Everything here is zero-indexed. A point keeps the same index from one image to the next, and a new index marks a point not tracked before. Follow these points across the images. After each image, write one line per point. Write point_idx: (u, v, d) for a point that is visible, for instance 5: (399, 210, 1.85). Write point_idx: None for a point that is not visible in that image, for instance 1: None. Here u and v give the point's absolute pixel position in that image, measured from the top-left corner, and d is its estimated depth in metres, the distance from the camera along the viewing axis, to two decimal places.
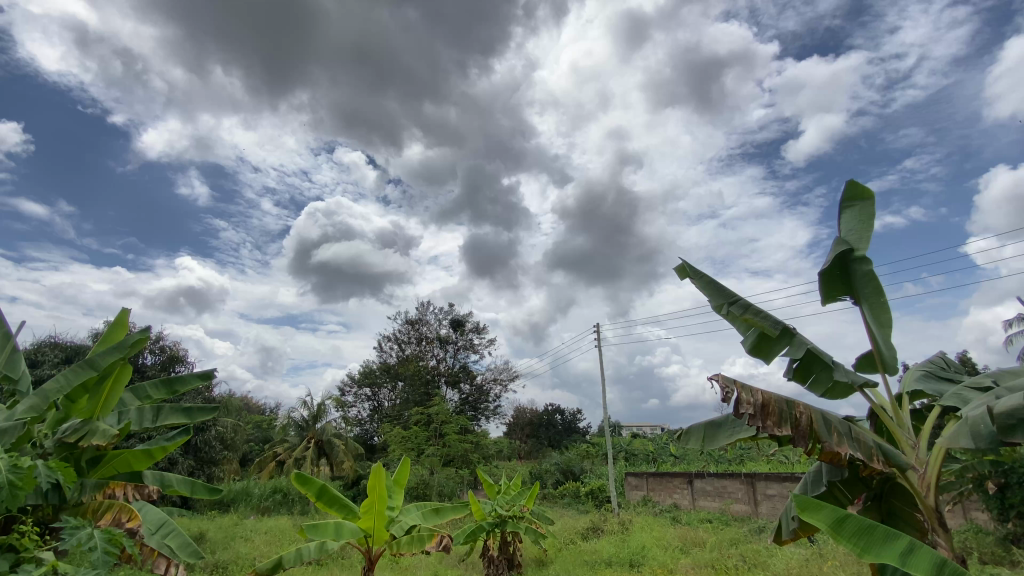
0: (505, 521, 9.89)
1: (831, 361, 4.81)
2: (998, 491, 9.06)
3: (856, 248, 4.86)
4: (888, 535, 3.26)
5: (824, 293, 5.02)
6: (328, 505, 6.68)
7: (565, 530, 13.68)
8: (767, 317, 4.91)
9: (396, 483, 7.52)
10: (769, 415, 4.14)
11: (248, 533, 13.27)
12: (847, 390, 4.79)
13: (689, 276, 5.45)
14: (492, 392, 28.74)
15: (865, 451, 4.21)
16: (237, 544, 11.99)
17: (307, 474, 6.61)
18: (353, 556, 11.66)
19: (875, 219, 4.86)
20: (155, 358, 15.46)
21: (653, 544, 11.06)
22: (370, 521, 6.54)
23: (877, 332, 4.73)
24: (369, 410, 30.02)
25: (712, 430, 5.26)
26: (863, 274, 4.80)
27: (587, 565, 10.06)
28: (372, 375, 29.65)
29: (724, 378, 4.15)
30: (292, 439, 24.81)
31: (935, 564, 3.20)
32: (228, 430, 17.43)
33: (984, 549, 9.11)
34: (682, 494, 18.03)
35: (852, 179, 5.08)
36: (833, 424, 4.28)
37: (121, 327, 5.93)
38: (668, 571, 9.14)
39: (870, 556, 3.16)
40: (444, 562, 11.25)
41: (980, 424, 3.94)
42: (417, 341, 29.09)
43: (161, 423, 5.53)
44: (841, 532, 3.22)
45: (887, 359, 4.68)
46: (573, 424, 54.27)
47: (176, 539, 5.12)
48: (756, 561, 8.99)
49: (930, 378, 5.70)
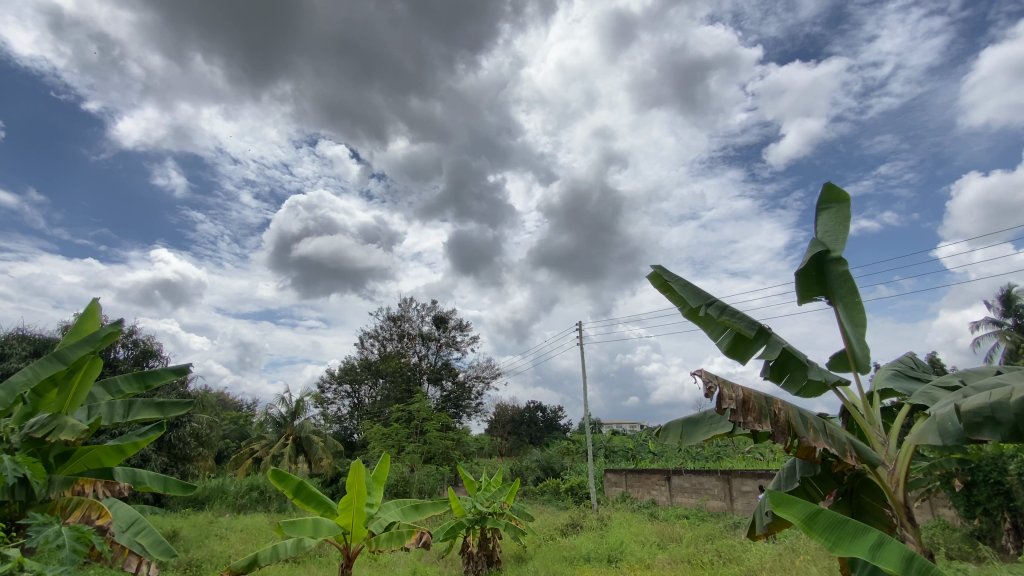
0: (485, 517, 9.91)
1: (805, 360, 4.92)
2: (964, 488, 9.40)
3: (832, 249, 4.98)
4: (859, 529, 3.36)
5: (801, 294, 5.14)
6: (305, 502, 6.60)
7: (544, 526, 13.75)
8: (743, 318, 5.01)
9: (375, 480, 7.46)
10: (750, 411, 4.22)
11: (223, 531, 13.01)
12: (820, 389, 4.92)
13: (664, 281, 5.51)
14: (474, 389, 28.69)
15: (839, 447, 4.33)
16: (211, 542, 11.77)
17: (284, 470, 6.51)
18: (330, 553, 11.54)
19: (850, 222, 4.98)
20: (127, 352, 15.04)
21: (630, 539, 11.22)
22: (349, 518, 6.47)
23: (851, 331, 4.86)
24: (350, 406, 29.77)
25: (689, 427, 5.35)
26: (839, 274, 4.92)
27: (566, 561, 10.16)
28: (353, 372, 29.41)
29: (707, 374, 4.21)
30: (270, 435, 24.45)
31: (904, 558, 3.29)
32: (203, 426, 17.08)
33: (950, 545, 9.43)
34: (660, 490, 18.29)
35: (830, 183, 5.20)
36: (809, 421, 4.39)
37: (92, 318, 5.78)
38: (646, 566, 9.25)
39: (841, 550, 3.26)
40: (423, 558, 11.24)
41: (948, 422, 4.08)
42: (399, 338, 28.86)
43: (133, 417, 5.41)
44: (814, 527, 3.32)
45: (860, 358, 4.82)
46: (554, 422, 54.83)
47: (148, 537, 4.98)
48: (731, 556, 9.18)
49: (900, 377, 5.88)
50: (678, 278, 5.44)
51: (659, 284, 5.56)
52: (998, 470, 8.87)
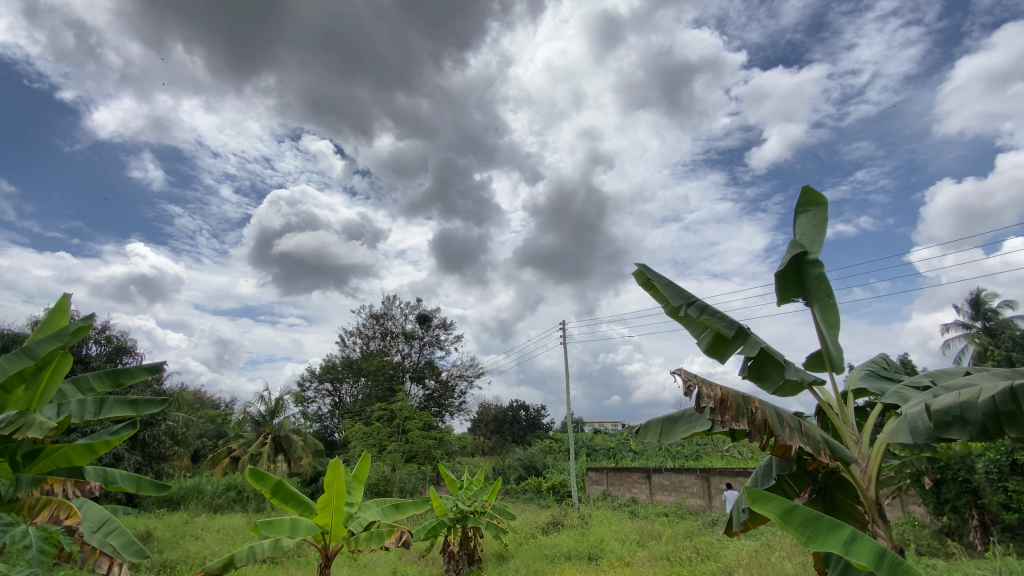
0: (467, 516, 9.86)
1: (782, 360, 5.02)
2: (934, 486, 9.69)
3: (809, 251, 5.09)
4: (833, 524, 3.43)
5: (779, 294, 5.23)
6: (283, 501, 6.49)
7: (526, 525, 13.79)
8: (723, 318, 5.09)
9: (356, 479, 7.38)
10: (727, 410, 4.27)
11: (199, 532, 12.75)
12: (797, 388, 5.02)
13: (647, 281, 5.58)
14: (457, 388, 28.59)
15: (813, 445, 4.43)
16: (186, 543, 11.52)
17: (262, 469, 6.36)
18: (310, 553, 11.40)
19: (827, 224, 5.09)
20: (100, 348, 14.62)
21: (611, 537, 11.30)
22: (328, 517, 6.40)
23: (826, 332, 4.97)
24: (330, 404, 29.48)
25: (669, 425, 5.42)
26: (815, 276, 5.03)
27: (546, 559, 10.21)
28: (335, 370, 29.11)
29: (687, 373, 4.26)
30: (248, 434, 24.07)
31: (876, 554, 3.36)
32: (179, 425, 16.71)
33: (920, 541, 9.71)
34: (640, 489, 18.46)
35: (808, 186, 5.31)
36: (785, 419, 4.48)
37: (62, 313, 5.62)
38: (625, 564, 9.33)
39: (816, 544, 3.33)
40: (403, 558, 11.18)
41: (918, 421, 4.19)
42: (382, 336, 28.60)
43: (105, 415, 5.27)
44: (790, 522, 3.39)
45: (835, 358, 4.93)
46: (537, 421, 55.13)
47: (119, 537, 4.86)
48: (709, 553, 9.32)
49: (872, 377, 6.04)
50: (660, 278, 5.50)
51: (643, 282, 5.61)
52: (966, 469, 9.16)
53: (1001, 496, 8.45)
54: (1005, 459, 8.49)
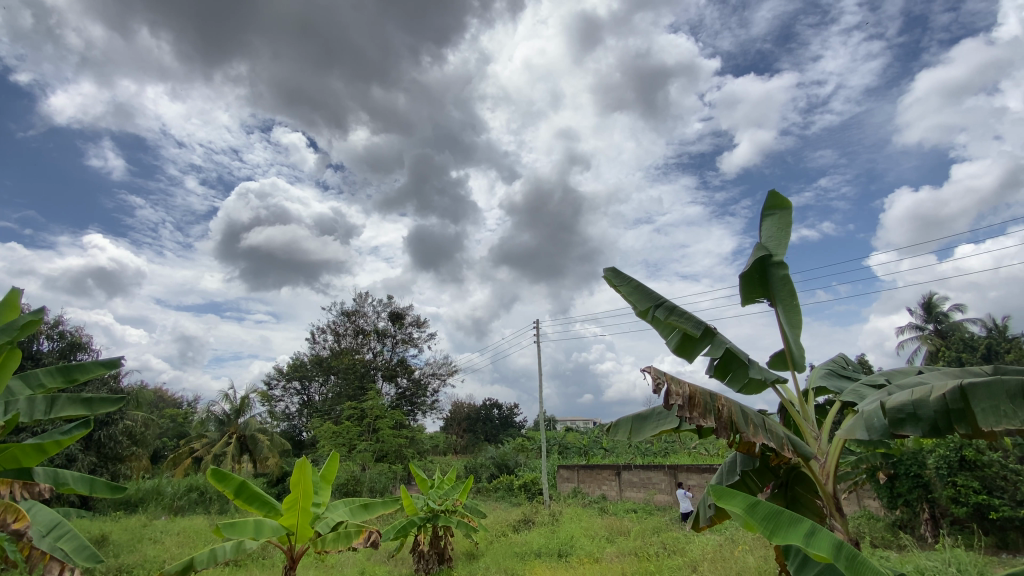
0: (438, 515, 9.80)
1: (746, 359, 5.16)
2: (888, 480, 10.13)
3: (775, 253, 5.24)
4: (793, 518, 3.53)
5: (745, 295, 5.37)
6: (247, 503, 6.30)
7: (497, 523, 13.85)
8: (690, 318, 5.22)
9: (323, 479, 7.22)
10: (696, 407, 4.36)
11: (157, 535, 12.33)
12: (761, 386, 5.16)
13: (615, 283, 5.64)
14: (429, 386, 28.37)
15: (776, 441, 4.57)
16: (144, 546, 11.12)
17: (225, 469, 6.16)
18: (275, 555, 11.17)
19: (791, 228, 5.25)
20: (52, 345, 13.92)
21: (580, 534, 11.42)
22: (294, 518, 6.23)
23: (789, 331, 5.12)
24: (299, 403, 28.93)
25: (639, 423, 5.51)
26: (779, 277, 5.18)
27: (517, 556, 10.25)
28: (304, 368, 28.56)
29: (656, 370, 4.33)
30: (212, 434, 23.37)
31: (834, 546, 3.46)
32: (138, 424, 16.06)
33: (874, 533, 10.15)
34: (610, 485, 18.73)
35: (774, 190, 5.47)
36: (750, 416, 4.60)
37: (10, 308, 5.33)
38: (594, 560, 9.46)
39: (779, 537, 3.40)
40: (372, 558, 11.05)
41: (873, 418, 4.36)
42: (354, 333, 28.14)
43: (56, 415, 5.03)
44: (754, 517, 3.49)
45: (797, 357, 5.10)
46: (509, 419, 55.32)
47: (71, 542, 4.65)
48: (676, 548, 9.52)
49: (832, 375, 6.28)
50: (629, 279, 5.59)
51: (612, 285, 5.66)
52: (918, 464, 9.61)
53: (951, 490, 8.91)
54: (954, 455, 8.97)
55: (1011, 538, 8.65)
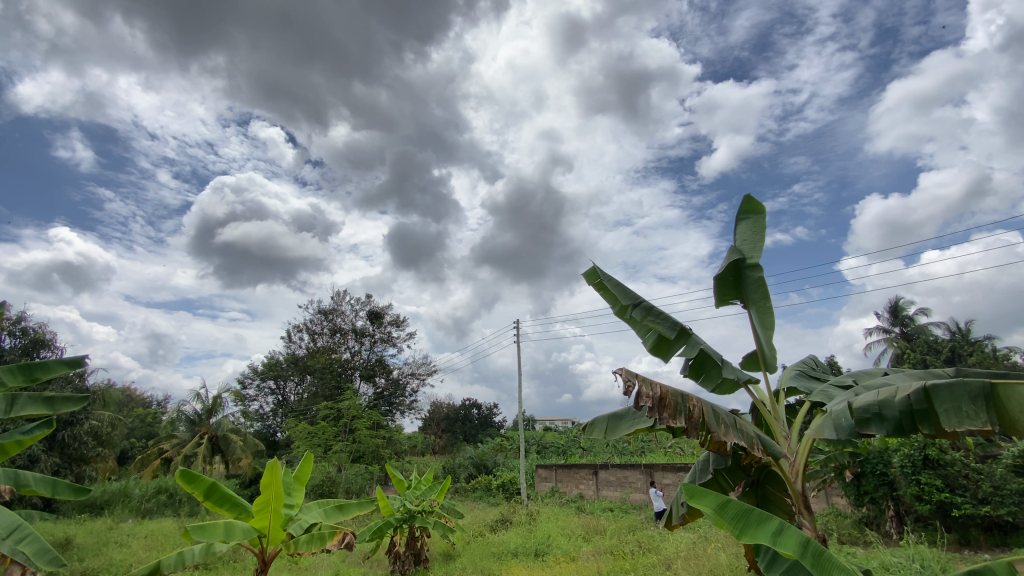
0: (414, 516, 9.74)
1: (720, 360, 5.27)
2: (855, 478, 10.44)
3: (749, 256, 5.36)
4: (762, 517, 3.61)
5: (719, 296, 5.48)
6: (217, 505, 6.15)
7: (474, 523, 13.84)
8: (666, 319, 5.31)
9: (296, 480, 7.08)
10: (666, 408, 4.44)
11: (124, 538, 11.98)
12: (734, 386, 5.27)
13: (596, 280, 5.69)
14: (408, 386, 28.13)
15: (746, 440, 4.67)
16: (110, 550, 10.80)
17: (194, 470, 6.00)
18: (247, 558, 10.97)
19: (765, 232, 5.38)
20: (13, 342, 13.39)
21: (557, 533, 11.50)
22: (265, 520, 6.11)
23: (762, 333, 5.24)
24: (273, 403, 28.42)
25: (614, 422, 5.58)
26: (753, 280, 5.30)
27: (493, 557, 10.24)
28: (279, 367, 28.05)
29: (628, 372, 4.38)
30: (182, 434, 22.76)
31: (801, 543, 3.55)
32: (104, 424, 15.54)
33: (842, 530, 10.46)
34: (587, 485, 18.88)
35: (749, 194, 5.57)
36: (721, 416, 4.69)
37: None
38: (571, 559, 9.53)
39: (747, 537, 3.49)
40: (347, 560, 10.92)
41: (841, 418, 4.48)
42: (331, 332, 27.74)
43: (15, 415, 4.83)
44: (724, 516, 3.55)
45: (768, 358, 5.22)
46: (489, 419, 55.24)
47: (31, 545, 4.47)
48: (650, 546, 9.64)
49: (802, 376, 6.44)
50: (609, 277, 5.64)
51: (592, 283, 5.71)
52: (883, 463, 9.94)
53: (915, 489, 9.25)
54: (918, 454, 9.30)
55: (972, 534, 9.02)
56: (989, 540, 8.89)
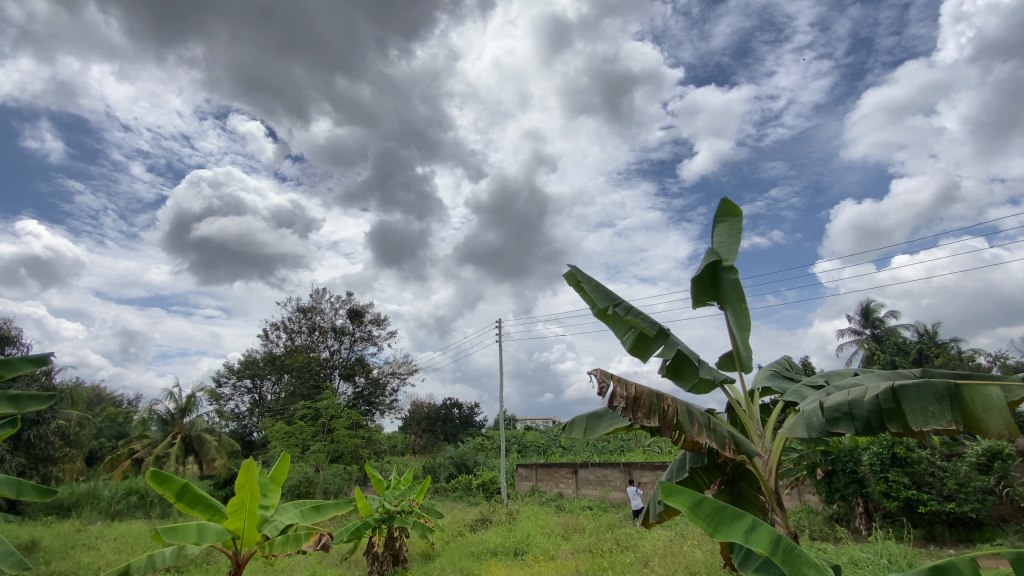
0: (393, 516, 9.66)
1: (696, 360, 5.36)
2: (827, 476, 10.72)
3: (725, 259, 5.47)
4: (735, 514, 3.68)
5: (696, 298, 5.57)
6: (189, 506, 6.01)
7: (454, 522, 13.78)
8: (646, 318, 5.37)
9: (272, 480, 6.97)
10: (640, 408, 4.52)
11: (92, 540, 11.64)
12: (710, 386, 5.36)
13: (576, 281, 5.73)
14: (389, 385, 27.91)
15: (719, 439, 4.77)
16: (77, 553, 10.48)
17: (165, 471, 5.85)
18: (221, 560, 10.77)
19: (741, 235, 5.49)
20: None
21: (537, 532, 11.57)
22: (239, 522, 5.99)
23: (738, 334, 5.35)
24: (250, 402, 27.92)
25: (593, 421, 5.63)
26: (729, 282, 5.40)
27: (472, 556, 10.24)
28: (256, 366, 27.53)
29: (603, 373, 4.44)
30: (154, 434, 22.17)
31: (772, 540, 3.64)
32: (72, 424, 15.07)
33: (813, 526, 10.73)
34: (567, 483, 19.00)
35: (726, 198, 5.68)
36: (695, 416, 4.77)
37: None
38: (550, 557, 9.57)
39: (721, 534, 3.56)
40: (324, 561, 10.79)
41: (813, 417, 4.62)
42: (309, 331, 27.34)
43: None
44: (698, 513, 3.62)
45: (744, 358, 5.33)
46: (470, 419, 55.12)
47: None
48: (628, 544, 9.76)
49: (776, 376, 6.60)
50: (590, 278, 5.68)
51: (572, 284, 5.76)
52: (853, 461, 10.23)
53: (884, 486, 9.54)
54: (886, 452, 9.59)
55: (937, 530, 9.34)
56: (953, 536, 9.21)
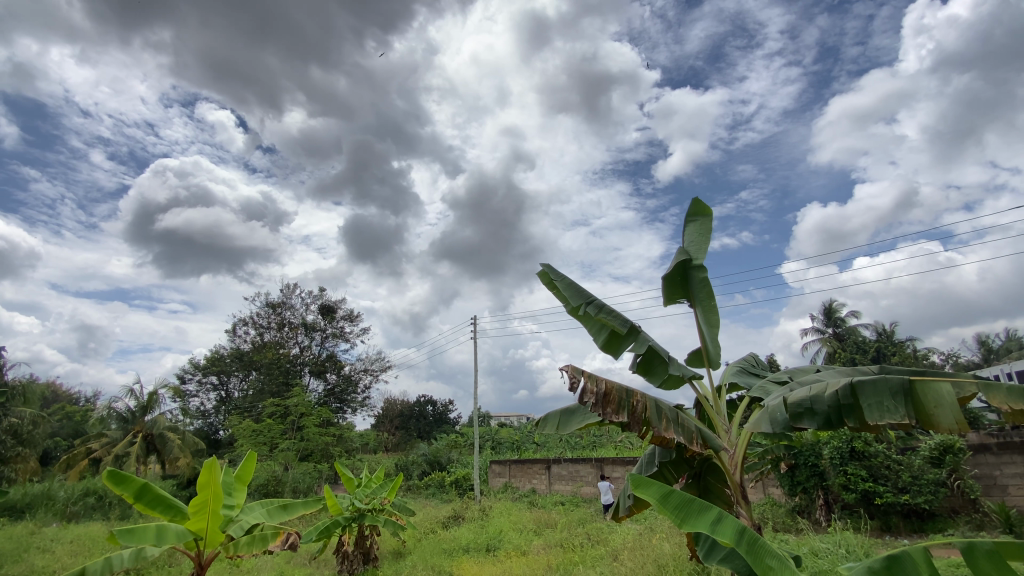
0: (364, 514, 9.56)
1: (666, 356, 5.46)
2: (789, 470, 11.08)
3: (695, 258, 5.58)
4: (702, 507, 3.77)
5: (667, 296, 5.67)
6: (149, 507, 5.81)
7: (425, 521, 13.65)
8: (617, 316, 5.43)
9: (237, 480, 6.81)
10: (609, 403, 4.59)
11: (46, 544, 11.11)
12: (679, 382, 5.46)
13: (550, 279, 5.76)
14: (361, 382, 27.53)
15: (686, 434, 4.86)
16: (29, 556, 10.02)
17: (123, 471, 5.64)
18: (184, 561, 10.47)
19: (711, 234, 5.61)
20: None
21: (509, 528, 11.61)
22: (201, 523, 5.82)
23: (706, 331, 5.47)
24: (216, 399, 27.16)
25: (566, 417, 5.68)
26: (699, 280, 5.52)
27: (444, 553, 10.22)
28: (222, 362, 26.76)
29: (574, 368, 4.49)
30: (113, 433, 21.32)
31: (737, 531, 3.74)
32: (25, 423, 14.37)
33: (776, 518, 11.08)
34: (540, 479, 19.13)
35: (696, 198, 5.80)
36: (664, 411, 4.86)
37: None
38: (521, 553, 9.63)
39: (688, 525, 3.63)
40: (292, 561, 10.60)
41: (777, 412, 4.76)
42: (279, 327, 26.69)
43: None
44: (666, 505, 3.70)
45: (712, 354, 5.46)
46: (443, 416, 54.80)
47: None
48: (599, 538, 9.89)
49: (743, 372, 6.79)
50: (563, 277, 5.72)
51: (546, 282, 5.79)
52: (814, 455, 10.60)
53: (843, 478, 9.92)
54: (846, 446, 9.99)
55: (892, 521, 9.75)
56: (907, 527, 9.63)
